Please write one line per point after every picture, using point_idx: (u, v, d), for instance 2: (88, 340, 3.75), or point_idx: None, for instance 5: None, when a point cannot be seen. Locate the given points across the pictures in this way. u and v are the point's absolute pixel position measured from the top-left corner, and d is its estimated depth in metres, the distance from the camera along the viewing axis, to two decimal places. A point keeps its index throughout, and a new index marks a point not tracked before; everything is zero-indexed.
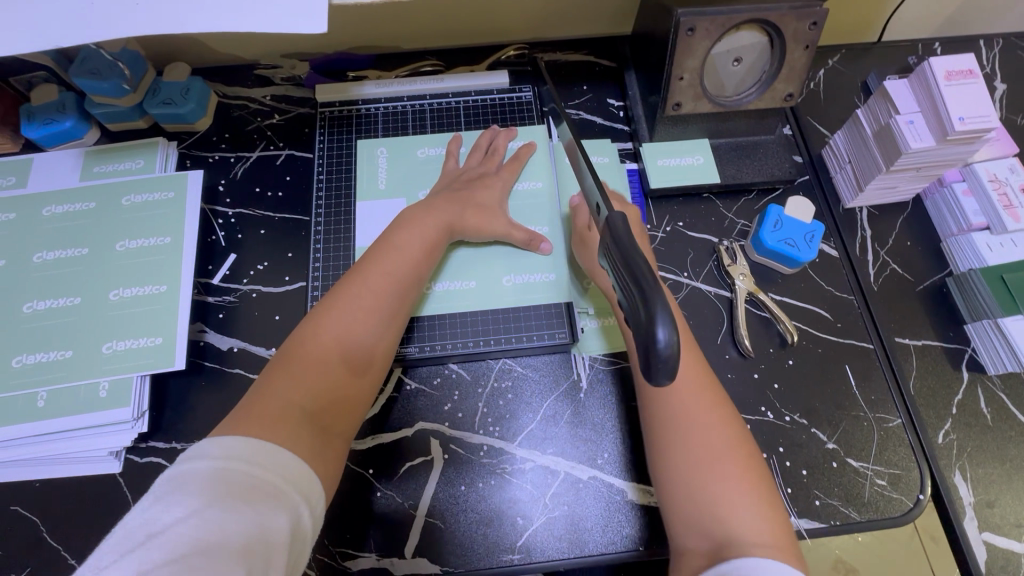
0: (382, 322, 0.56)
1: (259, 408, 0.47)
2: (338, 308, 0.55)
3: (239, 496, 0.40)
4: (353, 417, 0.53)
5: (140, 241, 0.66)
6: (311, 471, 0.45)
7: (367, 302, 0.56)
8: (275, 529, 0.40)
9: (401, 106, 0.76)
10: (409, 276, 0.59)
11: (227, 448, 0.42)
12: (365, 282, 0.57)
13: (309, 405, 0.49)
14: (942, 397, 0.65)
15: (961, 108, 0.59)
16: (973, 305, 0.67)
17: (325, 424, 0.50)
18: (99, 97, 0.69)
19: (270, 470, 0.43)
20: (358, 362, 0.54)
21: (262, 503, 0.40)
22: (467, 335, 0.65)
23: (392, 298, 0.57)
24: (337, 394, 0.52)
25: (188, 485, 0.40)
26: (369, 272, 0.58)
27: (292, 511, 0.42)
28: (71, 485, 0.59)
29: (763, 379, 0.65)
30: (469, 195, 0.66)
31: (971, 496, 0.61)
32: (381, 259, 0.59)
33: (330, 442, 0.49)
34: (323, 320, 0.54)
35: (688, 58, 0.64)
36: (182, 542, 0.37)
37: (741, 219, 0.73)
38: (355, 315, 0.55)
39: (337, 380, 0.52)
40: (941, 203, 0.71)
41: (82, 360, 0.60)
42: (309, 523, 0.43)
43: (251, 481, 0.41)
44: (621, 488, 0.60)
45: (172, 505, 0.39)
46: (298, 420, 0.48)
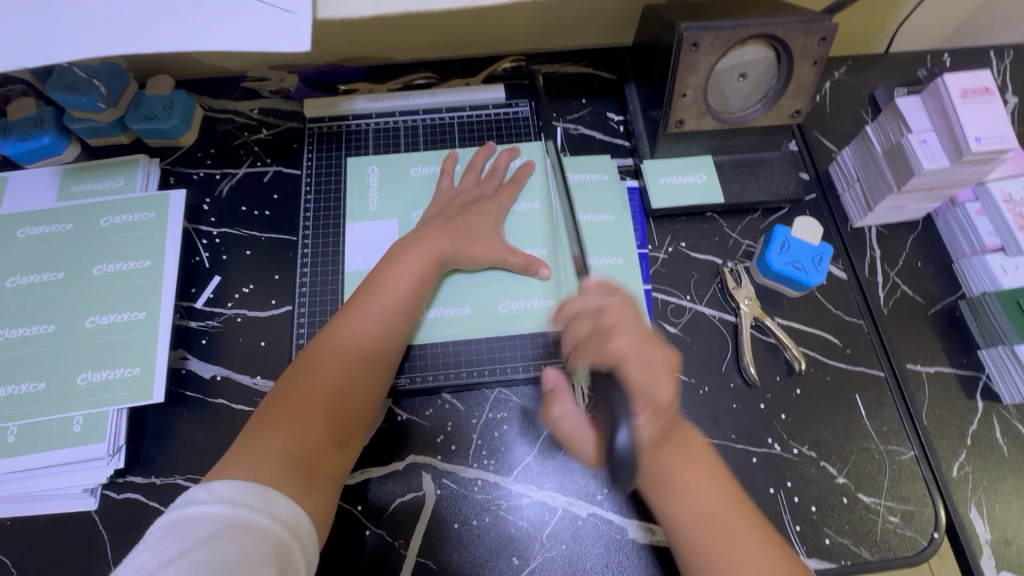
0: (372, 361, 0.54)
1: (244, 454, 0.46)
2: (328, 348, 0.53)
3: (229, 539, 0.40)
4: (343, 458, 0.51)
5: (118, 265, 0.63)
6: (303, 517, 0.45)
7: (357, 340, 0.54)
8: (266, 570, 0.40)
9: (392, 121, 0.73)
10: (400, 311, 0.57)
11: (217, 491, 0.42)
12: (355, 319, 0.55)
13: (295, 449, 0.47)
14: (956, 427, 0.62)
15: (977, 129, 0.57)
16: (988, 331, 0.64)
17: (311, 470, 0.48)
18: (77, 112, 0.67)
19: (260, 509, 0.42)
20: (347, 402, 0.52)
21: (252, 544, 0.40)
22: (462, 366, 0.62)
23: (382, 335, 0.55)
24: (325, 439, 0.49)
25: (181, 527, 0.40)
26: (358, 309, 0.56)
27: (284, 552, 0.42)
28: (43, 524, 0.56)
29: (769, 410, 0.62)
30: (464, 220, 0.64)
31: (988, 533, 0.58)
32: (371, 294, 0.57)
33: (317, 489, 0.47)
34: (312, 360, 0.52)
35: (691, 74, 0.61)
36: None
37: (745, 239, 0.70)
38: (344, 354, 0.53)
39: (326, 422, 0.50)
40: (953, 223, 0.69)
41: (56, 392, 0.57)
42: (303, 562, 0.43)
43: (241, 523, 0.41)
44: (621, 526, 0.57)
45: (167, 548, 0.39)
46: (283, 466, 0.46)
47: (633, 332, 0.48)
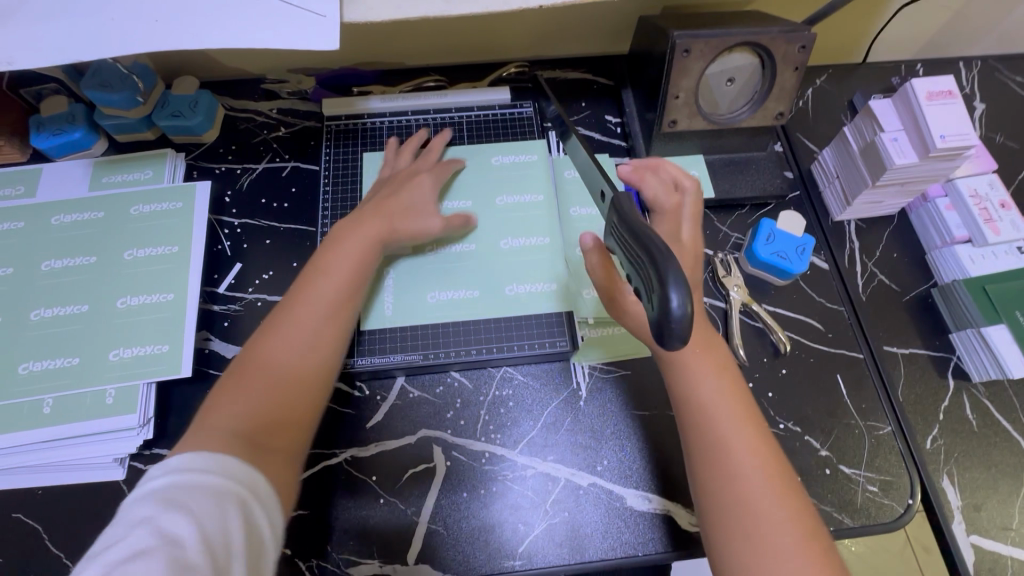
0: (318, 344, 0.57)
1: (196, 436, 0.49)
2: (272, 335, 0.57)
3: (189, 500, 0.42)
4: (296, 433, 0.54)
5: (148, 250, 0.67)
6: (261, 479, 0.48)
7: (299, 324, 0.57)
8: (232, 525, 0.43)
9: (405, 120, 0.78)
10: (342, 298, 0.60)
11: (170, 464, 0.44)
12: (297, 307, 0.58)
13: (242, 426, 0.51)
14: (930, 405, 0.67)
15: (942, 126, 0.62)
16: (959, 316, 0.69)
17: (261, 443, 0.51)
18: (108, 109, 0.71)
19: (217, 473, 0.45)
20: (289, 378, 0.55)
21: (211, 503, 0.43)
22: (449, 338, 0.67)
23: (326, 317, 0.58)
24: (272, 414, 0.53)
25: (144, 498, 0.42)
26: (297, 297, 0.59)
27: (246, 516, 0.44)
28: (74, 492, 0.59)
29: (757, 387, 0.67)
30: (397, 198, 0.67)
31: (960, 501, 0.63)
32: (309, 284, 0.60)
33: (270, 460, 0.50)
34: (261, 345, 0.56)
35: (683, 77, 0.66)
36: (142, 547, 0.39)
37: (734, 232, 0.75)
38: (284, 337, 0.56)
39: (272, 398, 0.53)
40: (925, 217, 0.74)
41: (88, 367, 0.61)
42: (265, 521, 0.46)
43: (197, 487, 0.43)
44: (620, 494, 0.61)
45: (130, 518, 0.41)
46: (230, 440, 0.49)
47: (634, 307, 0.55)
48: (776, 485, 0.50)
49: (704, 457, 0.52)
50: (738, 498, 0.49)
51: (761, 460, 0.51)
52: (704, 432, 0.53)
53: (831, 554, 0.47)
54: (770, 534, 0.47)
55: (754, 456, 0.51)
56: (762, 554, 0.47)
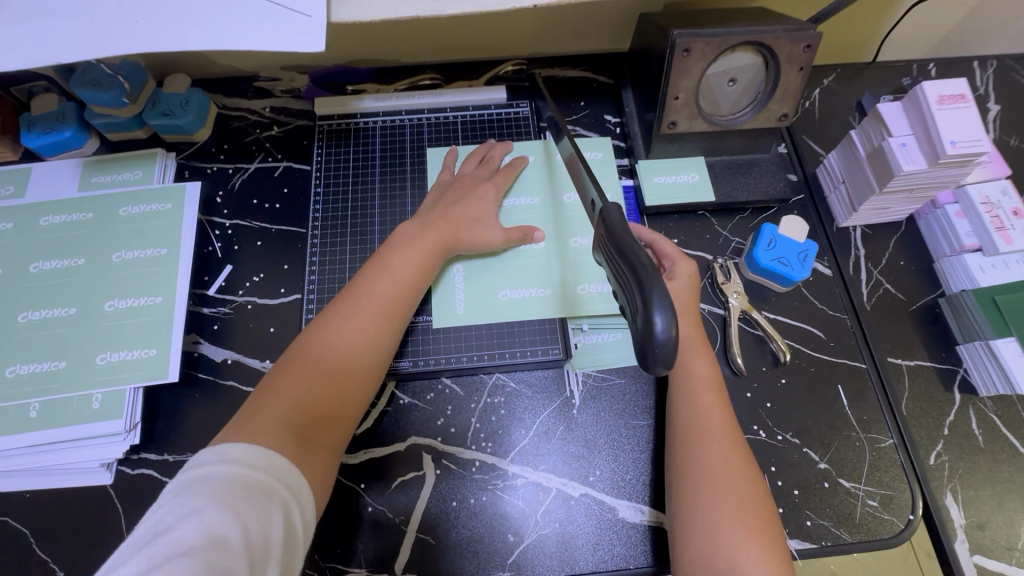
0: (372, 342, 0.57)
1: (252, 420, 0.50)
2: (332, 326, 0.56)
3: (235, 496, 0.44)
4: (342, 429, 0.55)
5: (136, 252, 0.66)
6: (302, 479, 0.49)
7: (358, 320, 0.57)
8: (270, 526, 0.44)
9: (399, 120, 0.77)
10: (400, 300, 0.59)
11: (229, 454, 0.46)
12: (359, 301, 0.58)
13: (296, 419, 0.51)
14: (934, 418, 0.65)
15: (953, 133, 0.60)
16: (966, 327, 0.67)
17: (309, 439, 0.51)
18: (98, 108, 0.70)
19: (265, 471, 0.46)
20: (348, 375, 0.55)
21: (256, 502, 0.44)
22: (456, 348, 0.65)
23: (385, 315, 0.58)
24: (326, 410, 0.53)
25: (195, 486, 0.44)
26: (361, 293, 0.58)
27: (280, 509, 0.46)
28: (61, 496, 0.58)
29: (755, 398, 0.65)
30: (463, 207, 0.66)
31: (962, 518, 0.61)
32: (373, 280, 0.59)
33: (314, 456, 0.51)
34: (318, 335, 0.55)
35: (683, 78, 0.64)
36: (188, 541, 0.41)
37: (735, 237, 0.73)
38: (346, 332, 0.56)
39: (327, 393, 0.53)
40: (934, 224, 0.72)
41: (75, 371, 0.60)
42: (301, 525, 0.47)
43: (246, 483, 0.45)
44: (612, 505, 0.60)
45: (181, 505, 0.43)
46: (284, 432, 0.50)
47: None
48: (739, 480, 0.52)
49: (681, 446, 0.55)
50: (702, 487, 0.52)
51: (733, 459, 0.54)
52: (685, 425, 0.56)
53: (777, 548, 0.50)
54: (722, 517, 0.50)
55: (727, 459, 0.54)
56: (714, 537, 0.50)
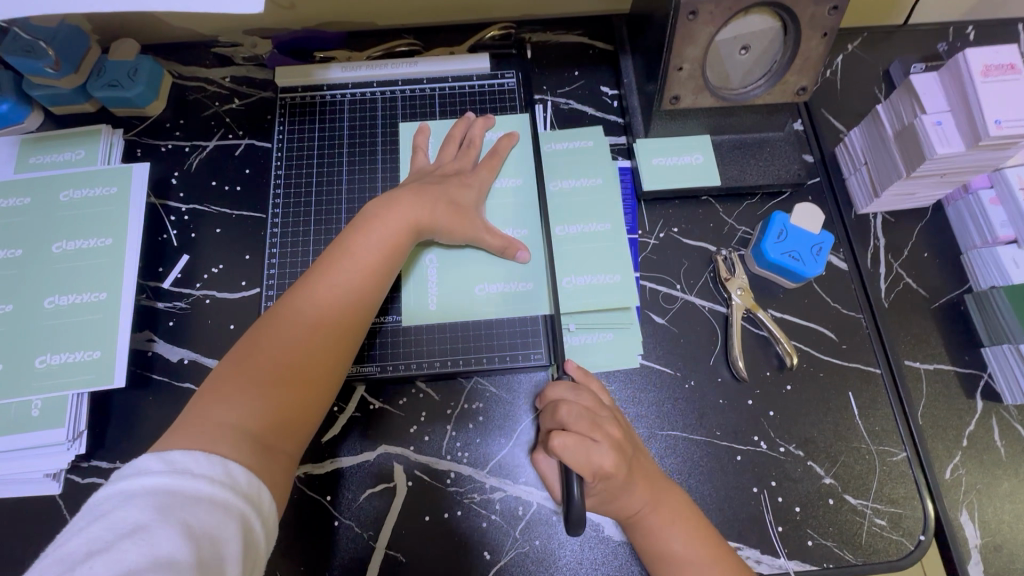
0: (334, 332, 0.51)
1: (195, 428, 0.44)
2: (289, 318, 0.50)
3: (186, 510, 0.38)
4: (304, 432, 0.49)
5: (79, 242, 0.60)
6: (265, 492, 0.43)
7: (318, 310, 0.51)
8: (227, 543, 0.38)
9: (370, 92, 0.69)
10: (367, 285, 0.53)
11: (178, 462, 0.40)
12: (319, 288, 0.51)
13: (250, 423, 0.45)
14: (952, 428, 0.59)
15: (998, 110, 0.52)
16: (994, 328, 0.61)
17: (268, 445, 0.46)
18: (36, 78, 0.63)
19: (223, 483, 0.41)
20: (307, 372, 0.49)
21: (212, 517, 0.39)
22: (420, 353, 0.60)
23: (349, 303, 0.52)
24: (282, 413, 0.47)
25: (141, 499, 0.38)
26: (320, 278, 0.52)
27: (244, 528, 0.40)
28: (5, 507, 0.54)
29: (757, 406, 0.59)
30: (441, 187, 0.59)
31: (978, 538, 0.56)
32: (334, 263, 0.53)
33: (275, 462, 0.46)
34: (271, 329, 0.49)
35: (688, 45, 0.56)
36: (129, 563, 0.35)
37: (742, 225, 0.66)
38: (305, 324, 0.50)
39: (283, 393, 0.47)
40: (964, 211, 0.64)
41: (14, 374, 0.56)
42: (264, 537, 0.42)
43: (201, 497, 0.39)
44: (597, 522, 0.56)
45: (124, 520, 0.37)
46: (236, 439, 0.44)
47: (583, 426, 0.49)
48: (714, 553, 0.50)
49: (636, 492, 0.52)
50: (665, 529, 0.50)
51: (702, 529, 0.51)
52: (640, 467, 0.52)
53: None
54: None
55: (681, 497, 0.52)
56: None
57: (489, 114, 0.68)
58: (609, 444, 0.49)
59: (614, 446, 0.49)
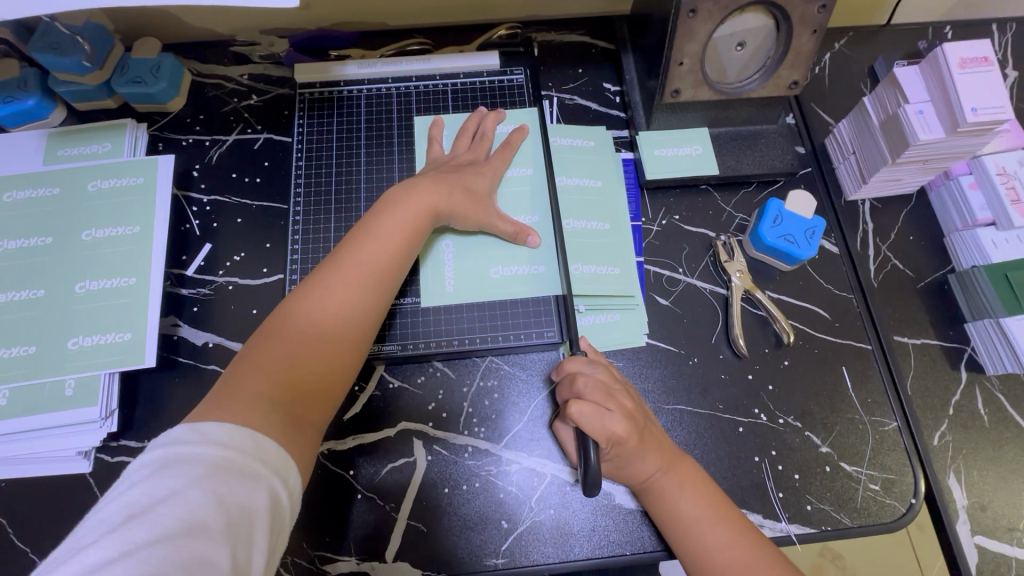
0: (358, 311, 0.53)
1: (226, 400, 0.46)
2: (315, 297, 0.52)
3: (216, 481, 0.39)
4: (328, 406, 0.51)
5: (107, 231, 0.63)
6: (292, 465, 0.45)
7: (343, 290, 0.53)
8: (256, 515, 0.40)
9: (384, 88, 0.72)
10: (388, 268, 0.56)
11: (209, 433, 0.42)
12: (343, 269, 0.54)
13: (280, 395, 0.48)
14: (939, 398, 0.63)
15: (974, 99, 0.56)
16: (975, 304, 0.65)
17: (297, 417, 0.48)
18: (62, 74, 0.66)
19: (252, 455, 0.42)
20: (330, 350, 0.51)
21: (243, 488, 0.40)
22: (433, 335, 0.62)
23: (372, 283, 0.54)
24: (308, 387, 0.49)
25: (174, 468, 0.39)
26: (344, 260, 0.54)
27: (272, 500, 0.42)
28: (38, 484, 0.56)
29: (757, 380, 0.63)
30: (457, 175, 0.62)
31: (965, 500, 0.60)
32: (357, 247, 0.55)
33: (303, 433, 0.48)
34: (298, 307, 0.52)
35: (688, 41, 0.60)
36: (165, 529, 0.37)
37: (739, 212, 0.70)
38: (331, 303, 0.52)
39: (309, 368, 0.50)
40: (946, 196, 0.69)
41: (47, 356, 0.58)
42: (290, 511, 0.43)
43: (231, 468, 0.41)
44: (608, 491, 0.58)
45: (158, 488, 0.38)
46: (268, 410, 0.46)
47: (598, 397, 0.54)
48: (722, 510, 0.54)
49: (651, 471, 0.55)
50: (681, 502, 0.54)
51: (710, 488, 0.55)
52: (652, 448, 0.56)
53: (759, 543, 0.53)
54: (717, 551, 0.52)
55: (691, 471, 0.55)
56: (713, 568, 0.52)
57: (499, 108, 0.71)
58: (621, 413, 0.53)
59: (625, 415, 0.53)
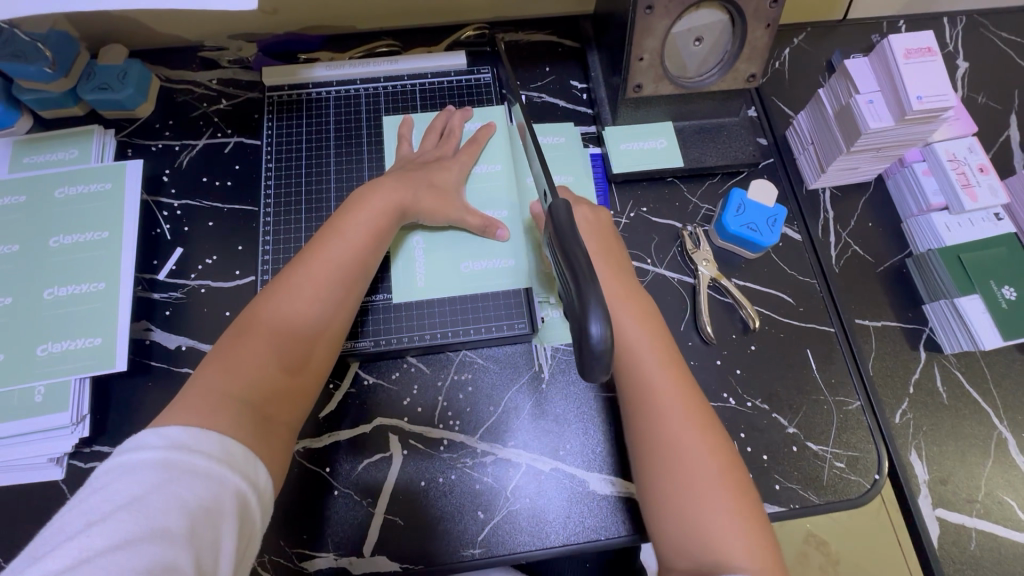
0: (326, 311, 0.54)
1: (195, 401, 0.46)
2: (284, 295, 0.53)
3: (181, 485, 0.39)
4: (299, 406, 0.52)
5: (76, 237, 0.63)
6: (262, 469, 0.45)
7: (312, 288, 0.54)
8: (222, 518, 0.40)
9: (353, 89, 0.73)
10: (356, 265, 0.56)
11: (175, 437, 0.42)
12: (310, 267, 0.54)
13: (250, 395, 0.48)
14: (900, 378, 0.65)
15: (920, 87, 0.58)
16: (931, 285, 0.67)
17: (267, 415, 0.48)
18: (26, 82, 0.65)
19: (219, 459, 0.42)
20: (299, 350, 0.52)
21: (209, 490, 0.40)
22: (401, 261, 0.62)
23: (341, 280, 0.55)
24: (279, 387, 0.50)
25: (140, 472, 0.39)
26: (310, 261, 0.55)
27: (239, 505, 0.42)
28: (10, 492, 0.56)
29: (725, 365, 0.65)
30: (425, 174, 0.63)
31: (926, 475, 0.62)
32: (323, 247, 0.56)
33: (274, 432, 0.49)
34: (266, 309, 0.52)
35: (647, 37, 0.61)
36: (125, 534, 0.37)
37: (705, 204, 0.72)
38: (299, 304, 0.53)
39: (279, 370, 0.50)
40: (902, 183, 0.71)
41: (16, 364, 0.57)
42: (260, 509, 0.44)
43: (196, 472, 0.41)
44: (583, 478, 0.60)
45: (121, 492, 0.38)
46: (239, 413, 0.46)
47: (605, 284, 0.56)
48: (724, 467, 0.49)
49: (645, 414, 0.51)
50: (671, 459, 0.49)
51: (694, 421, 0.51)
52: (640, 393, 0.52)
53: (758, 519, 0.48)
54: (712, 520, 0.47)
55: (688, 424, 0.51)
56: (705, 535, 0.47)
57: (467, 107, 0.72)
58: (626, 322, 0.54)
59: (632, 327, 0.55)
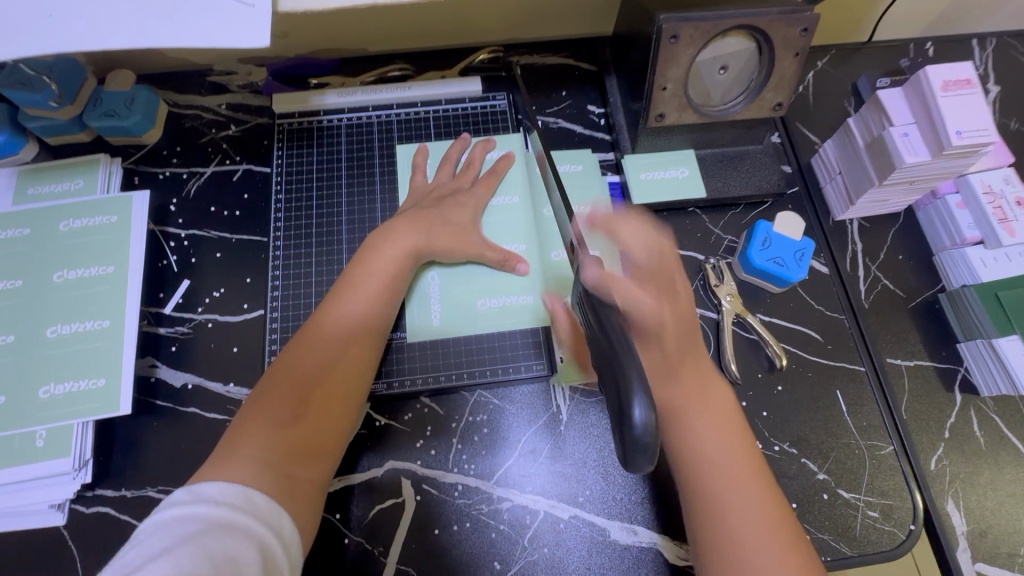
0: (348, 360, 0.52)
1: (220, 463, 0.44)
2: (303, 350, 0.51)
3: (205, 534, 0.38)
4: (326, 460, 0.49)
5: (81, 271, 0.61)
6: (285, 519, 0.43)
7: (329, 338, 0.52)
8: (245, 568, 0.37)
9: (365, 117, 0.71)
10: (373, 310, 0.55)
11: (203, 492, 0.41)
12: (329, 316, 0.53)
13: (272, 453, 0.45)
14: (935, 421, 0.62)
15: (960, 122, 0.56)
16: (967, 325, 0.64)
17: (293, 474, 0.45)
18: (33, 110, 0.64)
19: (243, 509, 0.41)
20: (320, 402, 0.49)
21: (231, 540, 0.38)
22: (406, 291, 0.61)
23: (359, 326, 0.54)
24: (303, 442, 0.47)
25: (169, 527, 0.38)
26: (331, 308, 0.54)
27: (262, 555, 0.39)
28: (9, 539, 0.54)
29: (751, 407, 0.62)
30: (440, 211, 0.62)
31: (964, 525, 0.59)
32: (343, 293, 0.55)
33: (299, 489, 0.46)
34: (288, 361, 0.50)
35: (671, 66, 0.59)
36: None
37: (728, 235, 0.69)
38: (320, 353, 0.51)
39: (302, 424, 0.48)
40: (934, 215, 0.68)
41: (18, 406, 0.56)
42: (286, 564, 0.41)
43: (222, 522, 0.39)
44: (603, 526, 0.57)
45: (148, 548, 0.37)
46: (263, 470, 0.44)
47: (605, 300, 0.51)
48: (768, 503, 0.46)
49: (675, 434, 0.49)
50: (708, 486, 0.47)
51: (714, 416, 0.50)
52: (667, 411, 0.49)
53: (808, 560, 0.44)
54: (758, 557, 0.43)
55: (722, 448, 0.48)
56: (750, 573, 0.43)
57: (483, 135, 0.70)
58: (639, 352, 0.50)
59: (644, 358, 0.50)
